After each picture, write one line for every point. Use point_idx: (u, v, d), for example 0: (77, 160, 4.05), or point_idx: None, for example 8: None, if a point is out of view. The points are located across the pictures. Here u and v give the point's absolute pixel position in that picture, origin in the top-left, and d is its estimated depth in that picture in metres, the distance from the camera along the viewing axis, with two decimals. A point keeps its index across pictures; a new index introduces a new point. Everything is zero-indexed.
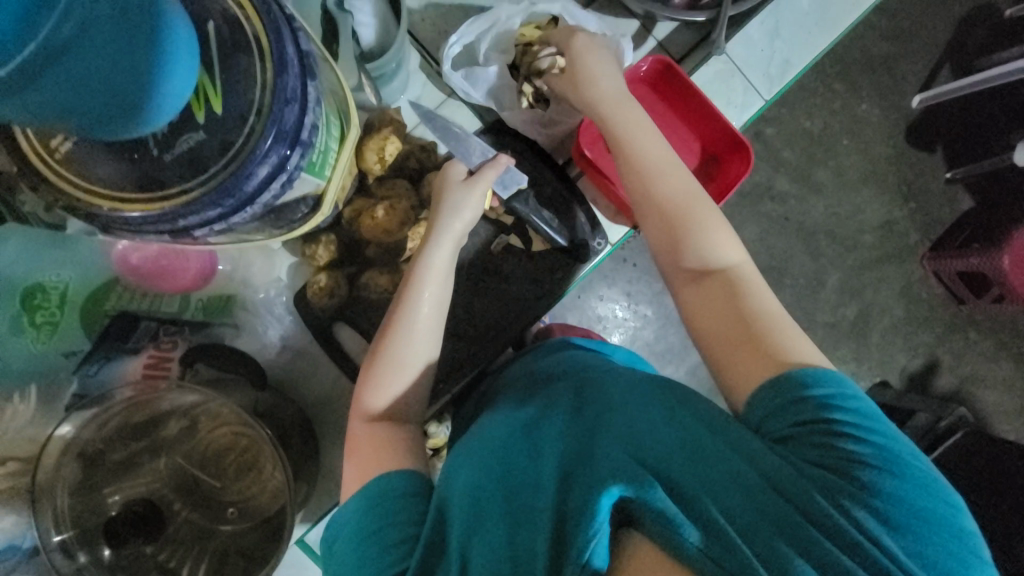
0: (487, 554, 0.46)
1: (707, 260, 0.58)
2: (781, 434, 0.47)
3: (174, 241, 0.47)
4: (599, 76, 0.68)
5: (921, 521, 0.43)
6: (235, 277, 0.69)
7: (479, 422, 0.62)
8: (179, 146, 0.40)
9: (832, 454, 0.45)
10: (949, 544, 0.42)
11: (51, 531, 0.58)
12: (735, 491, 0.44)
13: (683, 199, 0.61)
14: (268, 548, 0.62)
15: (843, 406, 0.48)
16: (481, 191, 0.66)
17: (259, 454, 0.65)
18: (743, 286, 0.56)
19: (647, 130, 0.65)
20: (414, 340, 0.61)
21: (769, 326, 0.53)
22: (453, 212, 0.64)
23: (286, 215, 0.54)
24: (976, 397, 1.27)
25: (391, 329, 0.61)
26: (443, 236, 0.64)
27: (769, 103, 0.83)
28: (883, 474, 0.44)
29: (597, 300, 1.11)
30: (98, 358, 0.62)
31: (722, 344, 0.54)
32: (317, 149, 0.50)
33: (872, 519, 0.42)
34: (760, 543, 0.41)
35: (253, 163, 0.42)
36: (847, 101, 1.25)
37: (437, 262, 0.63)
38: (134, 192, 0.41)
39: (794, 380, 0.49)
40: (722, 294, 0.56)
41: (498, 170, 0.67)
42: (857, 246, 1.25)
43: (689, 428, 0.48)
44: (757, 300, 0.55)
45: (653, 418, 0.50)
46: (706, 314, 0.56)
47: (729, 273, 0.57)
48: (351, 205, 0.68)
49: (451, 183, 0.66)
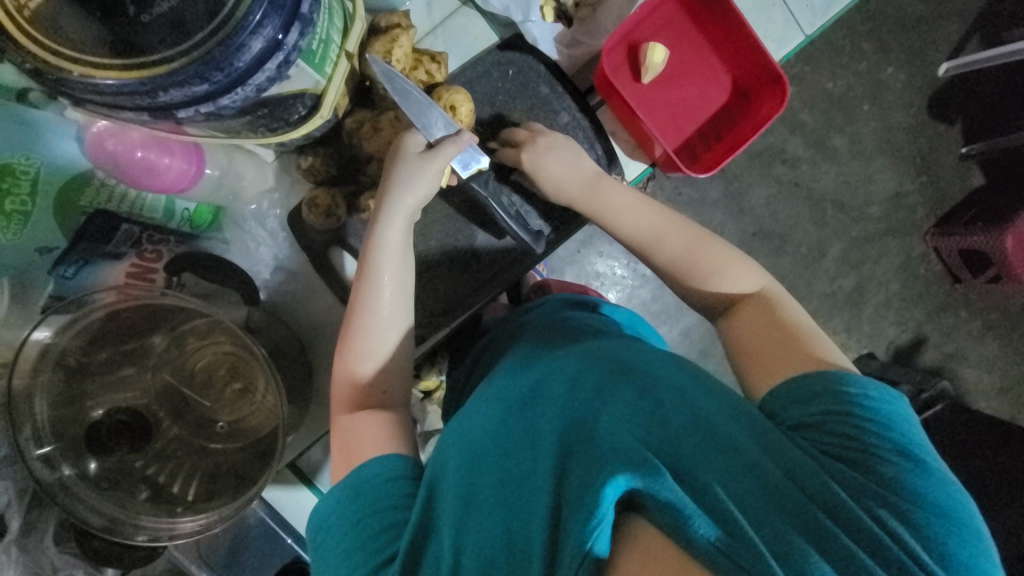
0: (480, 539, 0.42)
1: (739, 285, 0.59)
2: (797, 423, 0.47)
3: (155, 125, 0.43)
4: (558, 179, 0.66)
5: (940, 519, 0.41)
6: (224, 185, 0.64)
7: (469, 400, 0.58)
8: (159, 6, 0.35)
9: (850, 447, 0.45)
10: (969, 541, 0.41)
11: (33, 445, 0.55)
12: (749, 477, 0.41)
13: (681, 263, 0.61)
14: (258, 468, 0.61)
15: (865, 404, 0.47)
16: (436, 169, 0.59)
17: (251, 373, 0.63)
18: (778, 300, 0.58)
19: (629, 207, 0.64)
20: (382, 321, 0.58)
21: (807, 336, 0.54)
22: (404, 186, 0.58)
23: (281, 112, 0.49)
24: (956, 375, 1.28)
25: (360, 311, 0.58)
26: (394, 210, 0.59)
27: (810, 39, 0.77)
28: (902, 470, 0.44)
29: (597, 256, 1.08)
30: (74, 258, 0.56)
31: (759, 350, 0.54)
32: (316, 33, 0.44)
33: (891, 516, 0.41)
34: (775, 538, 0.38)
35: (244, 33, 0.36)
36: (874, 62, 1.18)
37: (391, 240, 0.59)
38: (105, 56, 0.35)
39: (826, 376, 0.49)
40: (761, 309, 0.57)
41: (460, 146, 0.60)
42: (862, 218, 1.22)
43: (706, 411, 0.46)
44: (794, 313, 0.56)
45: (663, 399, 0.47)
46: (748, 329, 0.56)
47: (763, 292, 0.58)
48: (353, 115, 0.63)
49: (404, 156, 0.59)
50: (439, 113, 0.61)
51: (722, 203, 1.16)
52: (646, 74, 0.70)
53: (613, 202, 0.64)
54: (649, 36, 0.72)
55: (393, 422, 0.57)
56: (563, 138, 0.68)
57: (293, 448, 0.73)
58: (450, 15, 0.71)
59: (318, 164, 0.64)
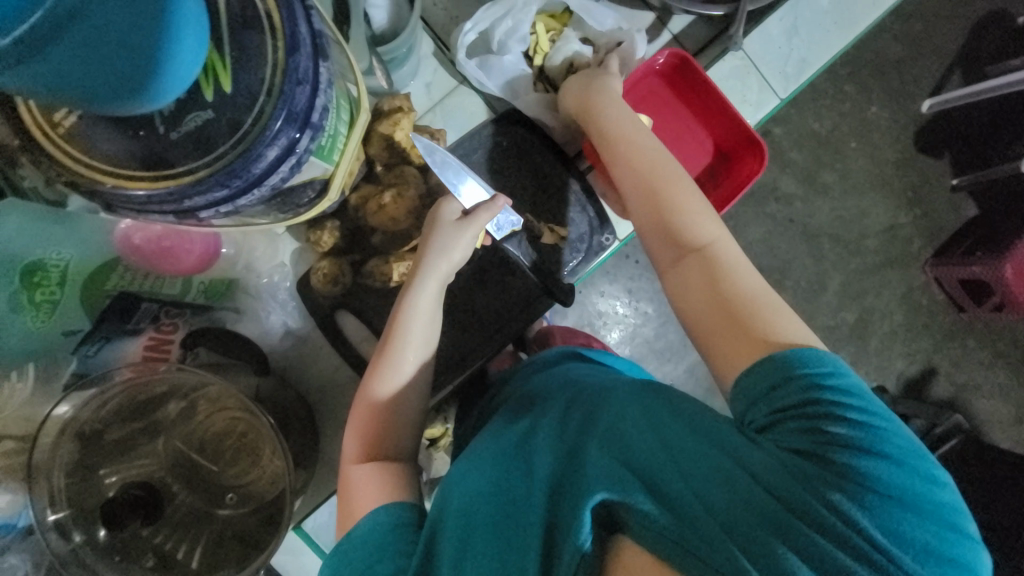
0: (479, 569, 0.44)
1: (692, 235, 0.57)
2: (763, 422, 0.46)
3: (178, 222, 0.47)
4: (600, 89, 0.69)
5: (901, 502, 0.41)
6: (239, 260, 0.69)
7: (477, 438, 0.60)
8: (185, 124, 0.39)
9: (815, 440, 0.43)
10: (933, 524, 0.41)
11: (46, 511, 0.57)
12: (722, 491, 0.42)
13: (667, 177, 0.61)
14: (264, 533, 0.61)
15: (827, 385, 0.45)
16: (471, 236, 0.62)
17: (258, 439, 0.65)
18: (723, 264, 0.55)
19: (636, 125, 0.65)
20: (405, 364, 0.60)
21: (751, 305, 0.52)
22: (441, 252, 0.61)
23: (293, 199, 0.53)
24: (970, 405, 1.27)
25: (387, 350, 0.60)
26: (428, 276, 0.61)
27: (784, 102, 0.83)
28: (868, 456, 0.42)
29: (599, 296, 1.10)
30: (97, 338, 0.60)
31: (694, 320, 0.55)
32: (326, 133, 0.49)
33: (850, 502, 0.40)
34: (748, 542, 0.39)
35: (262, 145, 0.41)
36: (858, 103, 1.23)
37: (424, 300, 0.61)
38: (138, 170, 0.40)
39: (779, 362, 0.47)
40: (703, 270, 0.55)
41: (493, 213, 0.64)
42: (859, 251, 1.24)
43: (673, 430, 0.47)
44: (738, 280, 0.54)
45: (636, 420, 0.49)
46: (686, 290, 0.56)
47: (710, 250, 0.56)
48: (358, 191, 0.67)
49: (441, 223, 0.63)
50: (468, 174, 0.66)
51: None
52: None
53: (661, 144, 0.64)
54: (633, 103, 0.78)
55: (397, 475, 0.57)
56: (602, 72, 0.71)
57: (301, 507, 0.74)
58: (447, 94, 0.78)
59: (325, 238, 0.67)
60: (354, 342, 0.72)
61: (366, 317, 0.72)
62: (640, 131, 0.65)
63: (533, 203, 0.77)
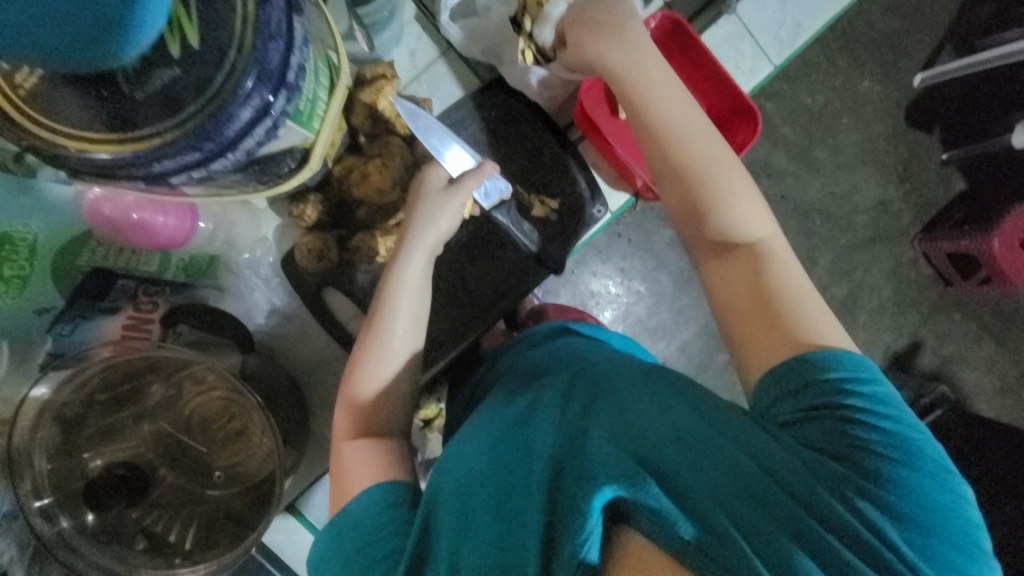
0: (477, 560, 0.43)
1: (732, 233, 0.55)
2: (789, 418, 0.47)
3: (150, 190, 0.45)
4: (619, 45, 0.61)
5: (925, 512, 0.41)
6: (218, 237, 0.66)
7: (475, 415, 0.59)
8: (152, 83, 0.37)
9: (841, 442, 0.44)
10: (955, 537, 0.41)
11: (31, 498, 0.55)
12: (736, 486, 0.41)
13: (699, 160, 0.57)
14: (257, 512, 0.61)
15: (859, 390, 0.46)
16: (459, 202, 0.62)
17: (246, 420, 0.63)
18: (766, 262, 0.54)
19: (671, 94, 0.59)
20: (396, 338, 0.59)
21: (793, 305, 0.52)
22: (428, 220, 0.61)
23: (272, 168, 0.51)
24: (955, 377, 1.28)
25: (375, 322, 0.59)
26: (416, 245, 0.60)
27: (778, 69, 0.81)
28: (893, 461, 0.43)
29: (591, 275, 1.09)
30: (71, 317, 0.58)
31: (736, 317, 0.53)
32: (304, 96, 0.46)
33: (875, 508, 0.40)
34: (763, 542, 0.38)
35: (233, 105, 0.39)
36: (850, 77, 1.22)
37: (411, 271, 0.60)
38: (103, 132, 0.37)
39: (812, 362, 0.48)
40: (751, 269, 0.54)
41: (480, 178, 0.64)
42: (849, 227, 1.24)
43: (687, 421, 0.45)
44: (781, 280, 0.53)
45: (649, 410, 0.47)
46: (728, 288, 0.54)
47: (754, 248, 0.55)
48: (342, 163, 0.65)
49: (428, 189, 0.62)
50: (454, 141, 0.66)
51: None
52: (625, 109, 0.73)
53: (689, 125, 0.58)
54: None
55: (391, 452, 0.57)
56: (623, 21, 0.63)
57: (292, 487, 0.73)
58: (433, 62, 0.75)
59: (308, 212, 0.65)
60: (343, 321, 0.71)
61: (354, 295, 0.70)
62: (663, 109, 0.58)
63: (522, 175, 0.75)
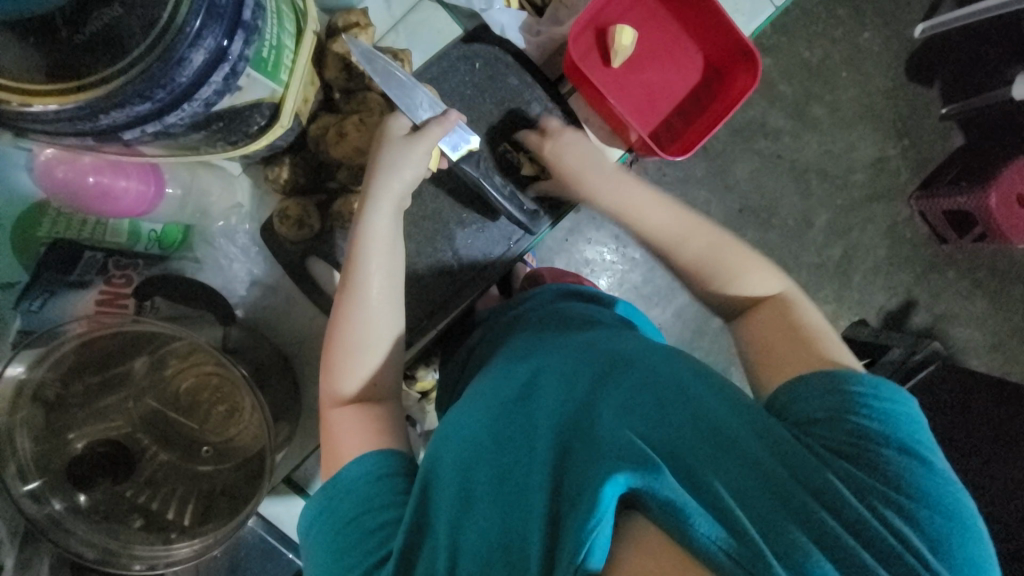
0: (477, 537, 0.41)
1: (750, 293, 0.57)
2: (807, 419, 0.46)
3: (104, 148, 0.41)
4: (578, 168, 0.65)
5: (943, 521, 0.40)
6: (189, 203, 0.63)
7: (467, 389, 0.57)
8: (91, 24, 0.33)
9: (860, 449, 0.43)
10: (970, 545, 0.40)
11: (18, 481, 0.53)
12: (755, 481, 0.40)
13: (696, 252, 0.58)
14: (251, 487, 0.59)
15: (876, 403, 0.45)
16: (423, 150, 0.58)
17: (235, 394, 0.62)
18: (791, 305, 0.56)
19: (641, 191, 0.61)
20: (372, 308, 0.56)
21: (818, 337, 0.52)
22: (394, 169, 0.57)
23: (239, 124, 0.47)
24: (948, 336, 1.28)
25: (347, 285, 0.57)
26: (382, 196, 0.57)
27: (780, 11, 0.77)
28: (909, 468, 0.42)
29: (585, 243, 1.06)
30: (40, 290, 0.56)
31: (763, 348, 0.54)
32: (265, 40, 0.43)
33: (896, 517, 0.40)
34: (776, 534, 0.37)
35: (183, 46, 0.35)
36: (850, 28, 1.17)
37: (380, 226, 0.57)
38: (41, 82, 0.34)
39: (835, 376, 0.47)
40: (778, 316, 0.55)
41: (446, 127, 0.59)
42: (847, 185, 1.21)
43: (706, 413, 0.44)
44: (807, 318, 0.54)
45: (664, 399, 0.45)
46: (756, 327, 0.55)
47: (780, 298, 0.56)
48: (317, 121, 0.61)
49: (393, 139, 0.58)
50: (423, 94, 0.61)
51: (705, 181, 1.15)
52: (615, 57, 0.70)
53: (676, 220, 0.60)
54: (616, 20, 0.71)
55: (381, 419, 0.55)
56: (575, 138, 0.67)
57: (284, 462, 0.72)
58: (410, 10, 0.70)
59: (284, 174, 0.62)
60: (328, 291, 0.68)
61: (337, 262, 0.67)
62: (649, 220, 0.60)
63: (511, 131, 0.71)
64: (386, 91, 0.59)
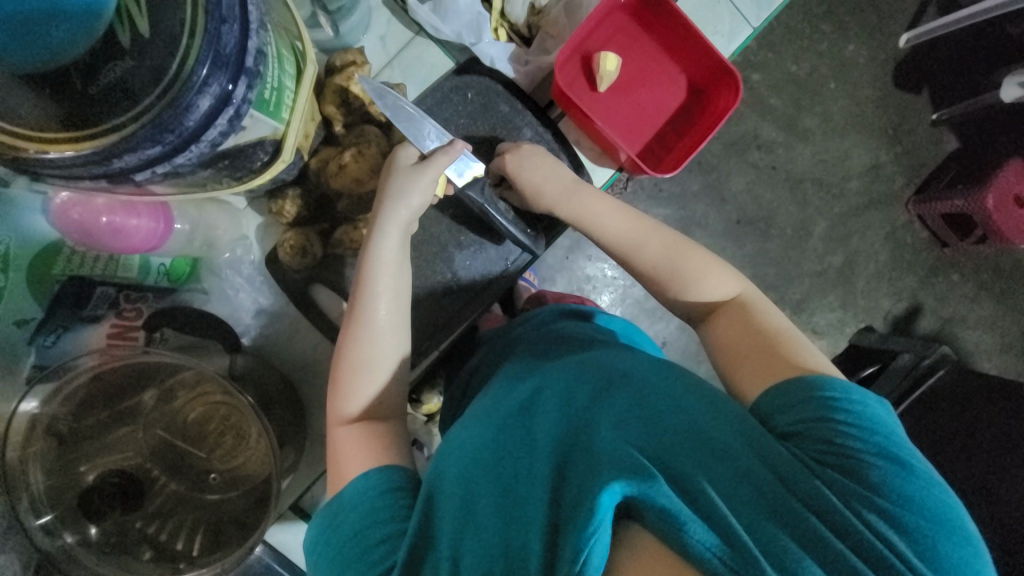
0: (476, 552, 0.41)
1: (708, 299, 0.60)
2: (787, 429, 0.46)
3: (116, 189, 0.44)
4: (540, 184, 0.67)
5: (928, 523, 0.41)
6: (196, 237, 0.65)
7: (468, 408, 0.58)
8: (104, 76, 0.36)
9: (839, 454, 0.44)
10: (958, 546, 0.40)
11: (31, 515, 0.54)
12: (748, 489, 0.40)
13: (653, 269, 0.62)
14: (259, 513, 0.60)
15: (849, 408, 0.46)
16: (429, 179, 0.61)
17: (242, 420, 0.63)
18: (755, 309, 0.58)
19: (602, 209, 0.65)
20: (378, 327, 0.58)
21: (784, 339, 0.54)
22: (401, 197, 0.60)
23: (243, 161, 0.50)
24: (957, 339, 1.28)
25: (355, 309, 0.58)
26: (389, 223, 0.60)
27: (759, 32, 0.80)
28: (889, 472, 0.43)
29: (585, 259, 1.07)
30: (53, 327, 0.57)
31: (735, 359, 0.55)
32: (267, 83, 0.45)
33: (881, 521, 0.40)
34: (765, 538, 0.38)
35: (191, 93, 0.38)
36: (835, 42, 1.20)
37: (387, 251, 0.60)
38: (57, 131, 0.36)
39: (806, 383, 0.48)
40: (737, 320, 0.57)
41: (453, 156, 0.62)
42: (843, 193, 1.22)
43: (700, 423, 0.45)
44: (768, 319, 0.56)
45: (657, 408, 0.46)
46: (725, 336, 0.57)
47: (740, 300, 0.59)
48: (318, 155, 0.64)
49: (401, 168, 0.61)
50: (432, 125, 0.63)
51: (702, 194, 1.17)
52: (601, 83, 0.73)
53: (627, 231, 0.64)
54: (601, 46, 0.74)
55: (387, 435, 0.56)
56: (534, 150, 0.69)
57: (292, 488, 0.72)
58: (405, 46, 0.73)
59: (288, 207, 0.65)
60: (332, 317, 0.70)
61: (341, 288, 0.69)
62: (602, 229, 0.65)
63: None
64: (398, 125, 0.61)
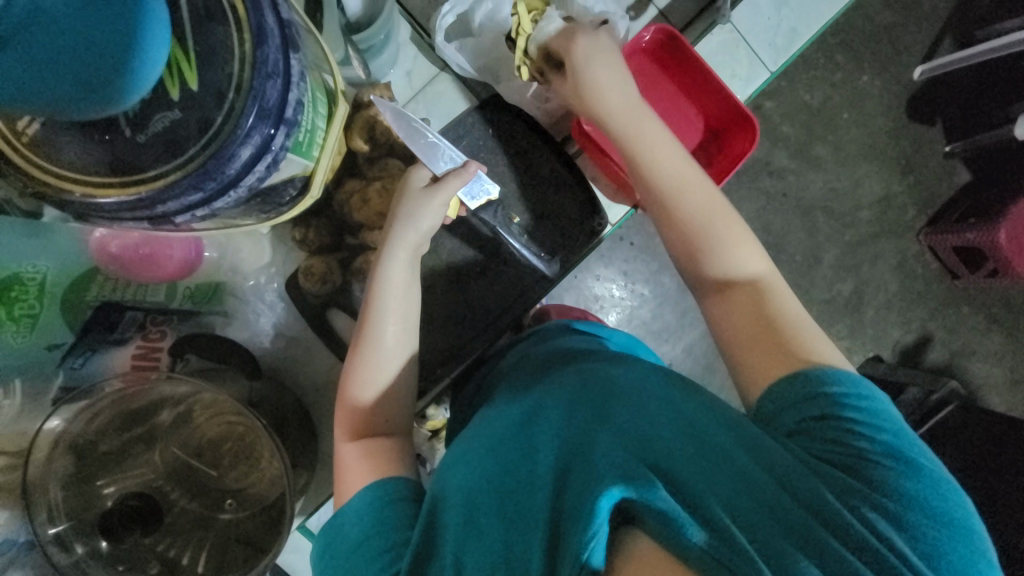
0: (478, 563, 0.42)
1: (730, 271, 0.57)
2: (791, 428, 0.47)
3: (154, 227, 0.46)
4: (605, 88, 0.63)
5: (932, 522, 0.41)
6: (223, 264, 0.68)
7: (478, 416, 0.59)
8: (153, 126, 0.38)
9: (844, 451, 0.44)
10: (963, 545, 0.40)
11: (46, 526, 0.56)
12: (748, 496, 0.40)
13: (700, 215, 0.58)
14: (269, 535, 0.61)
15: (855, 405, 0.46)
16: (438, 202, 0.61)
17: (257, 441, 0.63)
18: (768, 293, 0.55)
19: (661, 143, 0.62)
20: (389, 326, 0.59)
21: (796, 329, 0.52)
22: (409, 221, 0.60)
23: (274, 198, 0.52)
24: (966, 371, 1.27)
25: (368, 316, 0.59)
26: (397, 246, 0.60)
27: (775, 76, 0.81)
28: (893, 471, 0.43)
29: (595, 280, 1.08)
30: (82, 350, 0.59)
31: (743, 345, 0.53)
32: (303, 127, 0.47)
33: (883, 519, 0.40)
34: (766, 543, 0.38)
35: (234, 144, 0.39)
36: (849, 73, 1.21)
37: (395, 274, 0.60)
38: (106, 176, 0.38)
39: (812, 377, 0.48)
40: (747, 302, 0.55)
41: (465, 179, 0.63)
42: (853, 223, 1.23)
43: (703, 427, 0.45)
44: (782, 307, 0.54)
45: (658, 415, 0.47)
46: (731, 318, 0.55)
47: (756, 282, 0.56)
48: (343, 187, 0.66)
49: (411, 189, 0.62)
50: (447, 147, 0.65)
51: None
52: None
53: (684, 172, 0.60)
54: None
55: (392, 451, 0.57)
56: (612, 49, 0.65)
57: (302, 508, 0.73)
58: (429, 82, 0.76)
59: (311, 235, 0.67)
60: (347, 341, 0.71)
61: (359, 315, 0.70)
62: (657, 158, 0.61)
63: (525, 190, 0.75)
64: (411, 148, 0.63)
